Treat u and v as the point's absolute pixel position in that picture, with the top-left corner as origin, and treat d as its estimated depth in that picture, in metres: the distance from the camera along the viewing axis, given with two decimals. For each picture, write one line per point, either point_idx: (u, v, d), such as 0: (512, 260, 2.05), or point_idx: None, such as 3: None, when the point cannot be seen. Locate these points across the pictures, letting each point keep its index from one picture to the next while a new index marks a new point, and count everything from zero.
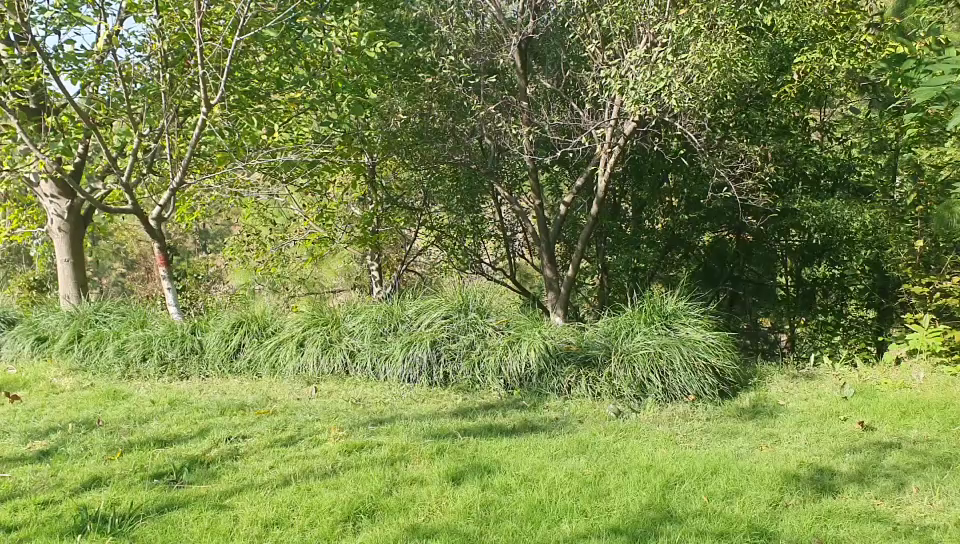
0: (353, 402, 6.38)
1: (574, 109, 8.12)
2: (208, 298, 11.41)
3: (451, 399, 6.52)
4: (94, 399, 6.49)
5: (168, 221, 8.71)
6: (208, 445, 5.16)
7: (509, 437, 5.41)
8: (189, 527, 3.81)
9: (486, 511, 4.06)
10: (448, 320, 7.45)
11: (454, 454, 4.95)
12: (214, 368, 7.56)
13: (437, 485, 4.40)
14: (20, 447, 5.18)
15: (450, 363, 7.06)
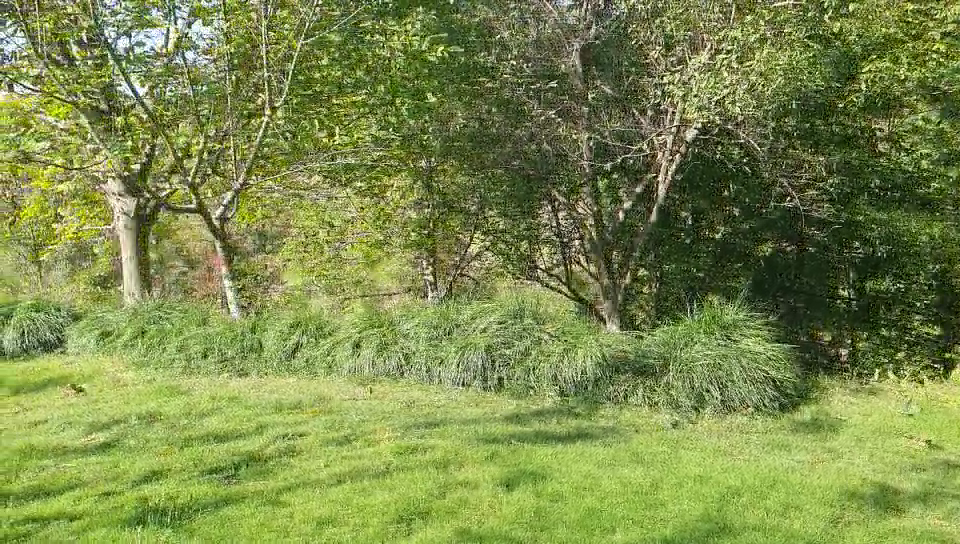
0: (404, 404, 6.41)
1: (629, 116, 8.16)
2: (263, 298, 11.58)
3: (504, 404, 6.50)
4: (152, 394, 6.62)
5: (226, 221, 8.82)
6: (259, 443, 5.21)
7: (557, 444, 5.37)
8: (243, 523, 3.85)
9: (538, 517, 4.03)
10: (503, 326, 7.42)
11: (503, 458, 4.93)
12: (270, 366, 7.66)
13: (487, 489, 4.38)
14: (78, 439, 5.29)
15: (504, 368, 7.04)
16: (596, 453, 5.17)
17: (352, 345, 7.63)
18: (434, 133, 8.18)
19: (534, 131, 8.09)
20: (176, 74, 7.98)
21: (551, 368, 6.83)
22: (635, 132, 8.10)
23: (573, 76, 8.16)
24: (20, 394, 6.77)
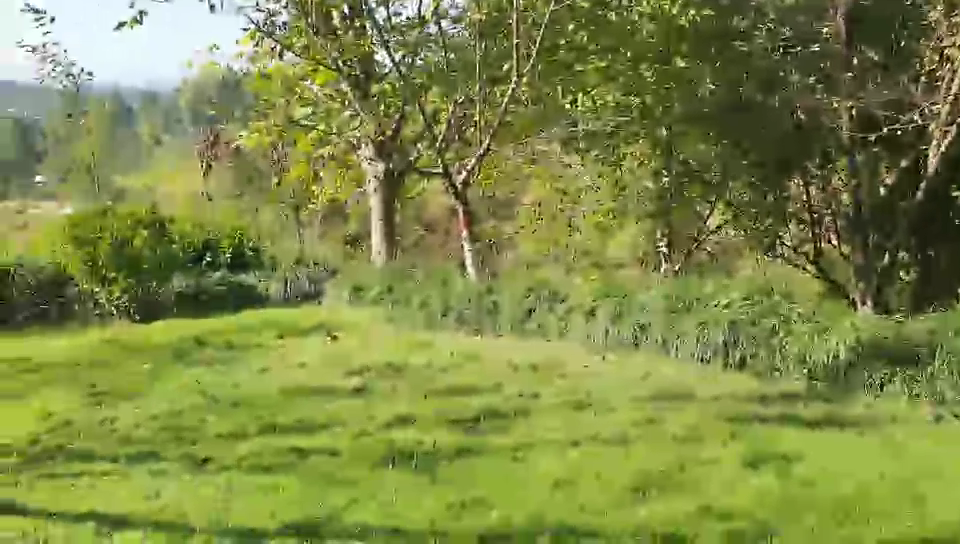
0: (464, 347, 5.70)
1: (715, 101, 6.90)
2: (441, 243, 10.73)
3: (575, 355, 5.60)
4: (215, 329, 6.27)
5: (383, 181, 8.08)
6: (290, 376, 4.86)
7: (601, 386, 4.68)
8: (273, 454, 3.54)
9: (585, 474, 3.35)
10: (567, 313, 6.20)
11: (556, 399, 4.41)
12: (344, 303, 7.58)
13: (536, 433, 3.86)
14: (114, 371, 5.01)
15: (571, 318, 6.15)
16: (657, 400, 4.46)
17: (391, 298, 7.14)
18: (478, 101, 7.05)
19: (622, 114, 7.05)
20: (431, 44, 7.09)
21: (636, 315, 5.86)
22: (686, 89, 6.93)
23: (650, 53, 6.93)
24: (103, 331, 6.57)
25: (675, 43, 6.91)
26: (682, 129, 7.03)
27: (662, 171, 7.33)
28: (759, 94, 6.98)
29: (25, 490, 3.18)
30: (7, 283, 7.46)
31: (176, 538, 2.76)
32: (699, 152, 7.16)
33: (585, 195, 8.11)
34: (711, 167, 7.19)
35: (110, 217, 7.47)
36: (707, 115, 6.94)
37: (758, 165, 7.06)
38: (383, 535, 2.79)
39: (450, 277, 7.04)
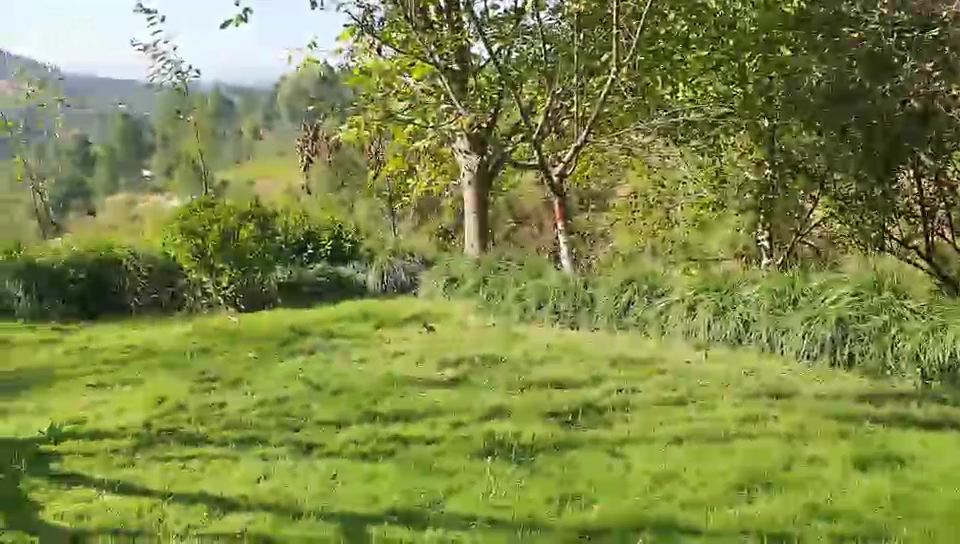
0: (559, 340, 5.68)
1: (821, 92, 6.60)
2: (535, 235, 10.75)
3: (671, 350, 5.51)
4: (315, 319, 6.43)
5: (477, 174, 8.10)
6: (388, 366, 4.94)
7: (701, 382, 4.60)
8: (373, 442, 3.61)
9: (686, 469, 3.31)
10: (666, 306, 6.10)
11: (654, 394, 4.36)
12: (439, 295, 7.64)
13: (635, 427, 3.83)
14: (220, 358, 5.19)
15: (668, 311, 6.05)
16: (760, 397, 4.36)
17: (485, 290, 7.17)
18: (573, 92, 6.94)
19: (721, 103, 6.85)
20: (528, 36, 6.93)
21: (739, 309, 5.77)
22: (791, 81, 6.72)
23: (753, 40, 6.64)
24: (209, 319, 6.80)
25: (781, 29, 6.76)
26: (787, 120, 6.83)
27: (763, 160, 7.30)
28: (868, 80, 6.58)
29: (142, 471, 3.33)
30: (121, 273, 7.62)
31: (282, 522, 2.84)
32: (803, 143, 6.98)
33: (683, 188, 7.97)
34: (815, 158, 7.00)
35: (218, 211, 7.54)
36: (812, 106, 6.70)
37: (865, 157, 6.73)
38: (484, 526, 2.81)
39: (545, 271, 7.03)
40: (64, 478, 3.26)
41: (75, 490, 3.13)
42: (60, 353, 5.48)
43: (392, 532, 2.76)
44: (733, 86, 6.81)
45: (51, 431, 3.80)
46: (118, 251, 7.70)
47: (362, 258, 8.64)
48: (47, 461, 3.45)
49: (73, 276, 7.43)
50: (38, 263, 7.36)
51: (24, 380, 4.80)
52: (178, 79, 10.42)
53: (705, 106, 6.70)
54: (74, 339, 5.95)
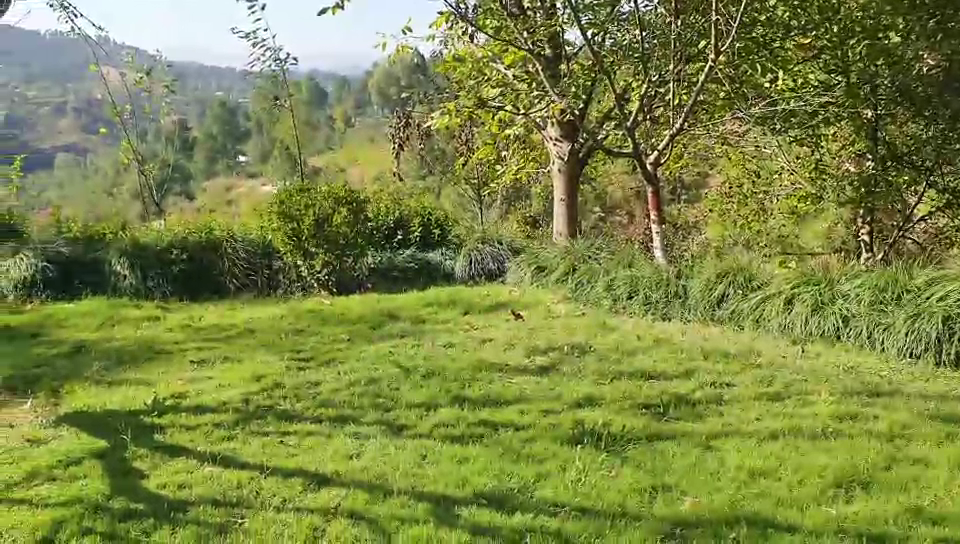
0: (648, 331, 5.62)
1: (931, 80, 6.41)
2: (624, 221, 10.71)
3: (766, 344, 5.37)
4: (403, 304, 6.51)
5: (569, 160, 8.05)
6: (477, 352, 4.97)
7: (797, 378, 4.48)
8: (463, 426, 3.64)
9: (782, 465, 3.23)
10: (763, 300, 5.95)
11: (748, 388, 4.28)
12: (527, 281, 7.60)
13: (729, 421, 3.76)
14: (315, 340, 5.31)
15: (764, 306, 5.90)
16: (859, 395, 4.22)
17: (573, 279, 7.12)
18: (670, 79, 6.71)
19: (823, 91, 6.63)
20: (623, 23, 6.81)
21: (838, 304, 5.62)
22: (900, 73, 6.43)
23: (858, 28, 6.54)
24: (303, 302, 6.94)
25: (890, 14, 6.45)
26: (893, 109, 6.64)
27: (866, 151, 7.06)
28: None
29: (241, 444, 3.44)
30: (221, 255, 7.82)
31: (373, 499, 2.89)
32: (908, 133, 6.82)
33: (783, 178, 7.75)
34: (922, 151, 6.70)
35: (315, 196, 7.63)
36: (921, 98, 6.47)
37: None
38: (573, 513, 2.80)
39: (637, 261, 6.97)
40: (168, 449, 3.39)
41: (177, 461, 3.25)
42: (163, 330, 5.70)
43: (481, 514, 2.78)
44: (834, 75, 6.69)
45: (156, 403, 3.96)
46: (218, 234, 7.95)
47: (451, 244, 8.72)
48: (151, 432, 3.60)
49: (176, 257, 7.67)
50: (144, 243, 7.68)
51: (130, 355, 5.01)
52: (276, 67, 10.67)
53: (804, 94, 6.45)
54: (176, 317, 6.18)
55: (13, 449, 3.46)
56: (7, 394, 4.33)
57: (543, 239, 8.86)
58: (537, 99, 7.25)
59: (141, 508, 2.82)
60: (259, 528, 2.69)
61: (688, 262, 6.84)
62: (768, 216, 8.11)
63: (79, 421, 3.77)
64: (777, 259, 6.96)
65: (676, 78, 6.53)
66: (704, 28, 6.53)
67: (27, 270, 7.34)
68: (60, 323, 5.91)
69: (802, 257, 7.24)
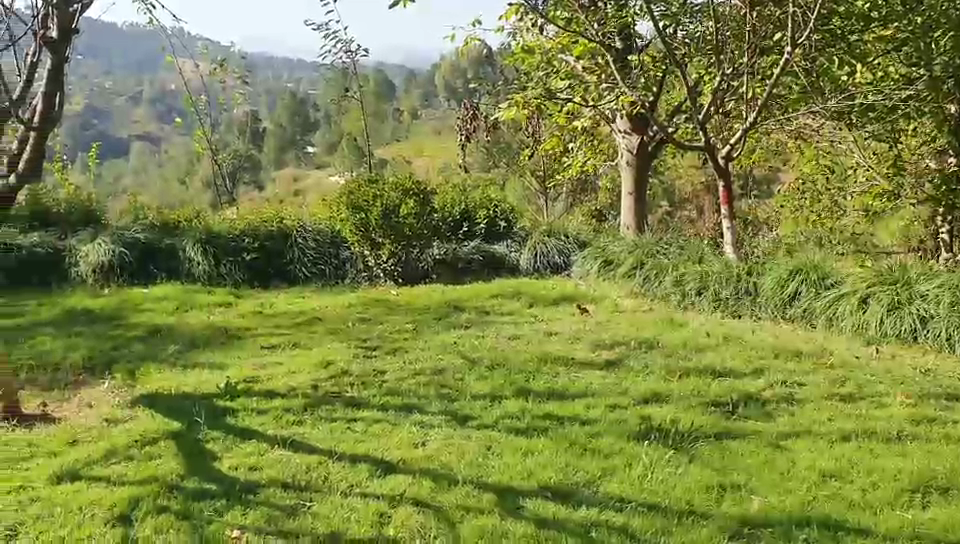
0: (715, 327, 5.54)
1: None
2: (692, 215, 10.60)
3: (840, 344, 5.25)
4: (469, 295, 6.53)
5: (637, 153, 8.00)
6: (543, 345, 4.96)
7: (873, 379, 4.37)
8: (528, 418, 3.64)
9: (853, 467, 3.15)
10: (838, 299, 5.80)
11: (820, 387, 4.19)
12: (593, 275, 7.54)
13: (800, 421, 3.69)
14: (382, 329, 5.37)
15: (838, 305, 5.75)
16: (938, 398, 4.10)
17: (642, 273, 7.00)
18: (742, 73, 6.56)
19: (905, 86, 6.39)
20: (696, 15, 6.71)
21: (917, 304, 5.45)
22: None
23: (944, 19, 6.15)
24: (370, 292, 7.02)
25: None
26: None
27: (948, 147, 6.80)
28: None
29: (310, 429, 3.50)
30: (291, 244, 7.97)
31: (438, 488, 2.92)
32: None
33: (858, 174, 7.48)
34: None
35: (383, 187, 7.85)
36: None
37: None
38: (640, 509, 2.78)
39: (707, 257, 6.89)
40: (240, 432, 3.47)
41: (249, 444, 3.32)
42: (235, 316, 5.83)
43: (546, 507, 2.78)
44: (915, 68, 6.44)
45: (227, 387, 4.05)
46: (289, 224, 8.11)
47: (516, 237, 8.73)
48: (223, 415, 3.68)
49: (249, 244, 7.85)
50: (217, 231, 7.87)
51: (203, 339, 5.13)
52: (347, 59, 10.77)
53: (885, 88, 6.26)
54: (247, 304, 6.31)
55: (92, 427, 3.58)
56: (86, 375, 4.48)
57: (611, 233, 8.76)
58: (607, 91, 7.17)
59: (213, 489, 2.89)
60: (327, 512, 2.73)
61: (758, 259, 6.72)
62: (842, 214, 7.86)
63: (155, 402, 3.88)
64: (852, 257, 6.77)
65: (749, 72, 6.41)
66: (779, 20, 6.38)
67: (105, 255, 7.44)
68: (136, 307, 6.09)
69: (877, 255, 7.03)
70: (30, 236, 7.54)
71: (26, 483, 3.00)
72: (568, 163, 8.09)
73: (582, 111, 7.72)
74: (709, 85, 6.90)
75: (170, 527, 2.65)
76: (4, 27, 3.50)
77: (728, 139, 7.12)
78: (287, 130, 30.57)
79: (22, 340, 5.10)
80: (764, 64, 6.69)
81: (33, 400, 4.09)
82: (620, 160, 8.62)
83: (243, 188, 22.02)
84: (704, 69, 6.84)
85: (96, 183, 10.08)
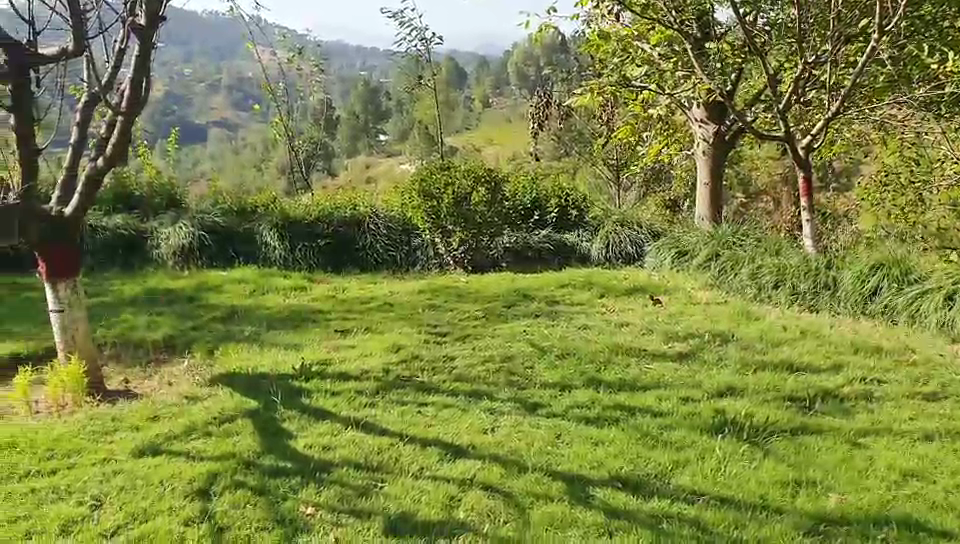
0: (792, 322, 5.42)
1: None
2: (768, 206, 10.42)
3: (924, 342, 5.08)
4: (540, 283, 6.53)
5: (713, 142, 7.86)
6: (615, 335, 4.93)
7: (957, 378, 4.23)
8: (598, 408, 3.63)
9: (934, 468, 3.06)
10: (922, 296, 5.62)
11: (902, 386, 4.07)
12: (666, 266, 7.44)
13: (879, 419, 3.59)
14: (452, 316, 5.40)
15: (922, 301, 5.56)
16: None
17: (717, 265, 6.88)
18: (825, 61, 6.37)
19: None
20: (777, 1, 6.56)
21: None
22: None
23: None
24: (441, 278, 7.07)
25: None
26: None
27: None
28: None
29: (382, 412, 3.55)
30: (364, 230, 8.05)
31: (508, 474, 2.93)
32: None
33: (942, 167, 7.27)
34: None
35: (455, 172, 7.88)
36: None
37: None
38: (712, 502, 2.75)
39: (784, 250, 6.76)
40: (314, 412, 3.54)
41: (322, 425, 3.39)
42: (310, 300, 5.93)
43: (617, 497, 2.77)
44: None
45: (302, 369, 4.14)
46: (362, 210, 8.18)
47: (588, 226, 8.62)
48: (298, 395, 3.76)
49: (323, 230, 7.99)
50: (292, 216, 8.02)
51: (279, 322, 5.24)
52: (422, 46, 10.81)
53: None
54: (321, 288, 6.41)
55: (171, 404, 3.69)
56: (167, 354, 4.62)
57: (684, 223, 8.64)
58: (684, 80, 7.05)
59: (288, 467, 2.96)
60: (399, 493, 2.77)
61: (837, 252, 6.57)
62: (927, 208, 7.51)
63: (233, 381, 3.98)
64: (938, 253, 6.55)
65: (833, 59, 6.24)
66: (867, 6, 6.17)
67: (186, 239, 7.66)
68: (215, 289, 6.24)
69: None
70: (114, 218, 7.81)
71: (110, 455, 3.12)
72: (643, 152, 8.01)
73: (657, 99, 7.60)
74: (791, 74, 6.72)
75: (247, 502, 2.72)
76: (95, 14, 3.52)
77: (809, 129, 6.93)
78: (360, 118, 30.90)
79: (107, 319, 5.28)
80: (849, 52, 6.49)
81: (116, 377, 4.24)
82: (695, 150, 8.49)
83: (315, 175, 22.34)
84: (787, 58, 6.68)
85: (175, 168, 10.33)
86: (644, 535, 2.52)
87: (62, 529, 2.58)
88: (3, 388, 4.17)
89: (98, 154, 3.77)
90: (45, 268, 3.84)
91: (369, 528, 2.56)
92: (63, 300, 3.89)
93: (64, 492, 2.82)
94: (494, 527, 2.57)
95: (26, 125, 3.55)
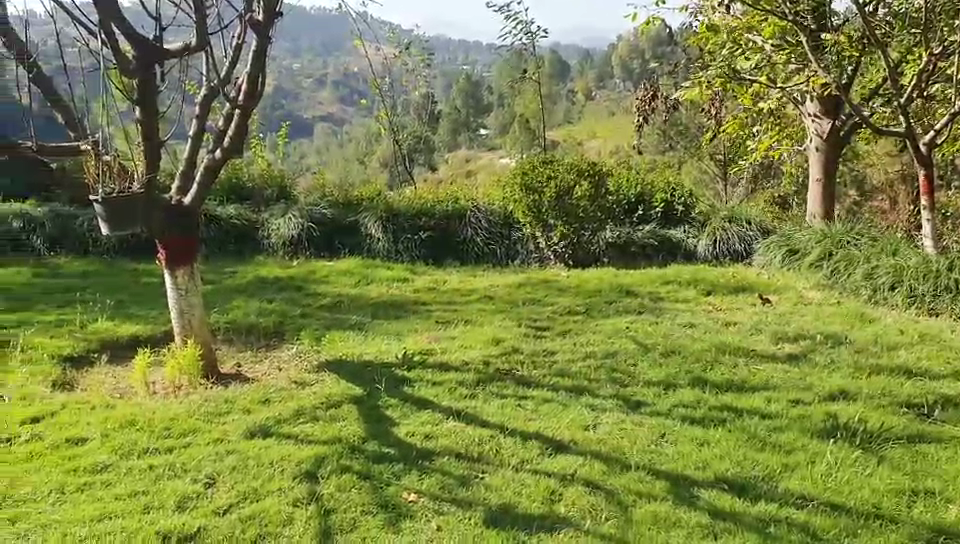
0: (910, 325, 5.19)
1: None
2: (884, 203, 10.01)
3: None
4: (643, 280, 6.45)
5: (827, 137, 7.59)
6: (720, 334, 4.83)
7: None
8: (704, 408, 3.57)
9: None
10: None
11: None
12: (776, 264, 7.22)
13: None
14: (555, 310, 5.39)
15: None
16: None
17: (829, 264, 6.65)
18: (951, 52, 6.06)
19: None
20: None
21: None
22: None
23: None
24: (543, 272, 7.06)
25: None
26: None
27: None
28: None
29: (483, 403, 3.58)
30: (466, 224, 8.10)
31: (610, 471, 2.91)
32: None
33: None
34: None
35: (558, 167, 7.84)
36: None
37: None
38: (822, 508, 2.67)
39: (903, 251, 6.48)
40: (416, 402, 3.59)
41: (424, 414, 3.44)
42: (413, 291, 6.02)
43: (722, 499, 2.72)
44: None
45: (406, 358, 4.21)
46: (463, 203, 8.23)
47: (694, 221, 8.44)
48: (402, 384, 3.82)
49: (425, 223, 8.10)
50: (397, 208, 8.14)
51: (383, 312, 5.34)
52: (527, 40, 10.81)
53: None
54: (424, 280, 6.50)
55: (282, 388, 3.82)
56: (277, 340, 4.78)
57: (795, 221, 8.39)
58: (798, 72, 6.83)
59: (392, 454, 3.02)
60: (499, 485, 2.80)
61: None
62: None
63: (340, 369, 4.08)
64: None
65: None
66: None
67: (295, 229, 7.90)
68: (322, 279, 6.41)
69: None
70: (229, 208, 8.10)
71: (224, 436, 3.24)
72: (754, 149, 7.80)
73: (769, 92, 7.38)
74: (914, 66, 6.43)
75: (353, 486, 2.79)
76: (216, 11, 3.66)
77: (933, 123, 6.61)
78: (463, 112, 31.12)
79: (220, 305, 5.49)
80: None
81: (230, 361, 4.41)
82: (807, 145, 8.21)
83: (416, 170, 22.65)
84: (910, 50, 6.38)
85: (285, 161, 10.62)
86: (749, 537, 2.47)
87: (179, 505, 2.70)
88: (125, 369, 4.38)
89: (215, 146, 3.93)
90: (166, 255, 4.01)
91: (471, 518, 2.59)
92: (182, 286, 4.07)
93: (180, 470, 2.95)
94: (595, 522, 2.56)
95: (152, 118, 3.68)
